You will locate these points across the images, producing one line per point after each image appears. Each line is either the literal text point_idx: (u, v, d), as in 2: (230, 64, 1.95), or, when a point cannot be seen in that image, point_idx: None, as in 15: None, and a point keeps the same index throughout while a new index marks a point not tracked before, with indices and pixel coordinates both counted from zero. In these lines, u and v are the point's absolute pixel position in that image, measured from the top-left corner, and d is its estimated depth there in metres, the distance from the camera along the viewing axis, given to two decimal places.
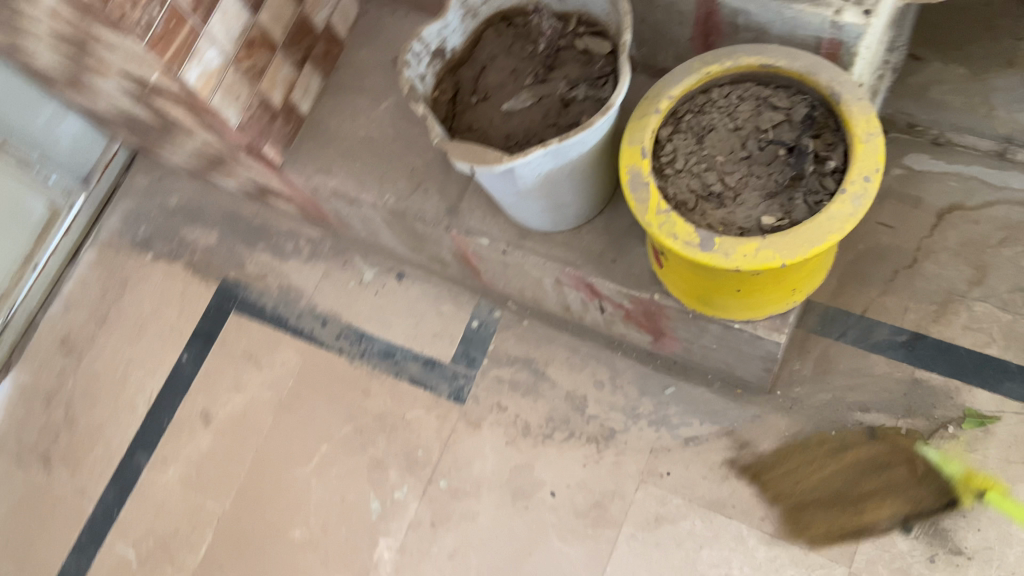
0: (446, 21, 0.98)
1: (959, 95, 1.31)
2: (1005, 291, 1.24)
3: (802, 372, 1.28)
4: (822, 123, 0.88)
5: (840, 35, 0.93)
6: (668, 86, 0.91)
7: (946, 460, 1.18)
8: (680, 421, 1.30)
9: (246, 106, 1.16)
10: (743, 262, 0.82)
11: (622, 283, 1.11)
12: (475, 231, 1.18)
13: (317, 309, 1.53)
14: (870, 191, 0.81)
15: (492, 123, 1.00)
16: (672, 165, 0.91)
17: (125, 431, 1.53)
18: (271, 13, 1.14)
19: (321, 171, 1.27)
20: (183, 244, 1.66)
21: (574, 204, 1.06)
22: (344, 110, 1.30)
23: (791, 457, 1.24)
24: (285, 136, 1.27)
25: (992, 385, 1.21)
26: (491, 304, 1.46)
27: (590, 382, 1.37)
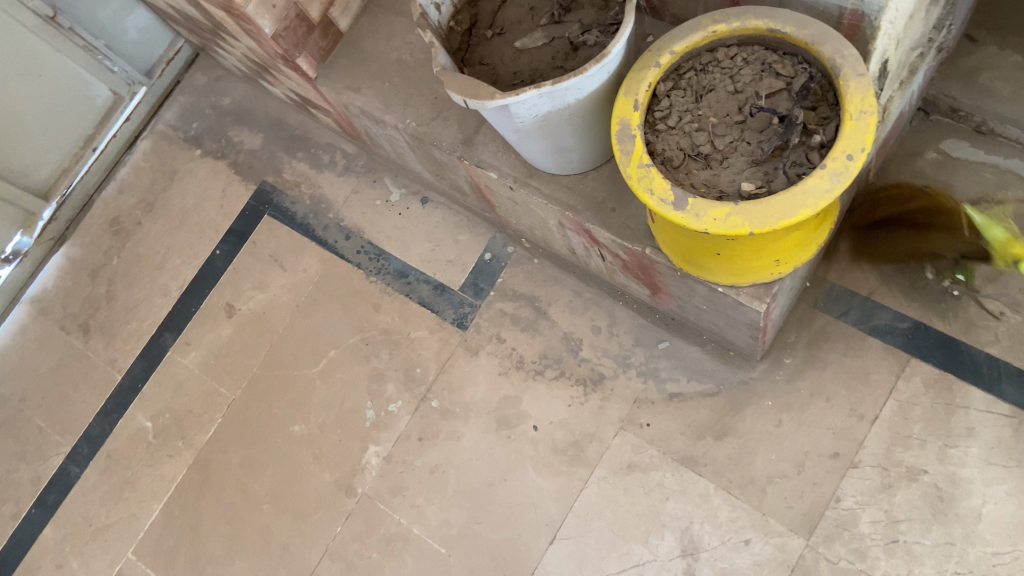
0: None
1: (1010, 83, 1.24)
2: (1020, 291, 1.21)
3: (795, 345, 1.28)
4: (821, 95, 0.87)
5: (862, 7, 0.89)
6: (672, 41, 0.90)
7: (988, 225, 1.10)
8: (668, 376, 1.33)
9: (282, 16, 1.20)
10: (712, 226, 0.83)
11: (617, 233, 1.12)
12: (486, 164, 1.21)
13: (343, 223, 1.59)
14: (850, 170, 0.80)
15: (502, 59, 1.01)
16: (666, 121, 0.92)
17: (157, 312, 1.64)
18: None
19: (351, 88, 1.31)
20: (230, 145, 1.74)
21: (577, 149, 1.07)
22: (381, 31, 1.33)
23: (769, 426, 1.25)
24: (321, 50, 1.31)
25: (987, 385, 1.18)
26: (506, 240, 1.50)
27: (588, 326, 1.40)
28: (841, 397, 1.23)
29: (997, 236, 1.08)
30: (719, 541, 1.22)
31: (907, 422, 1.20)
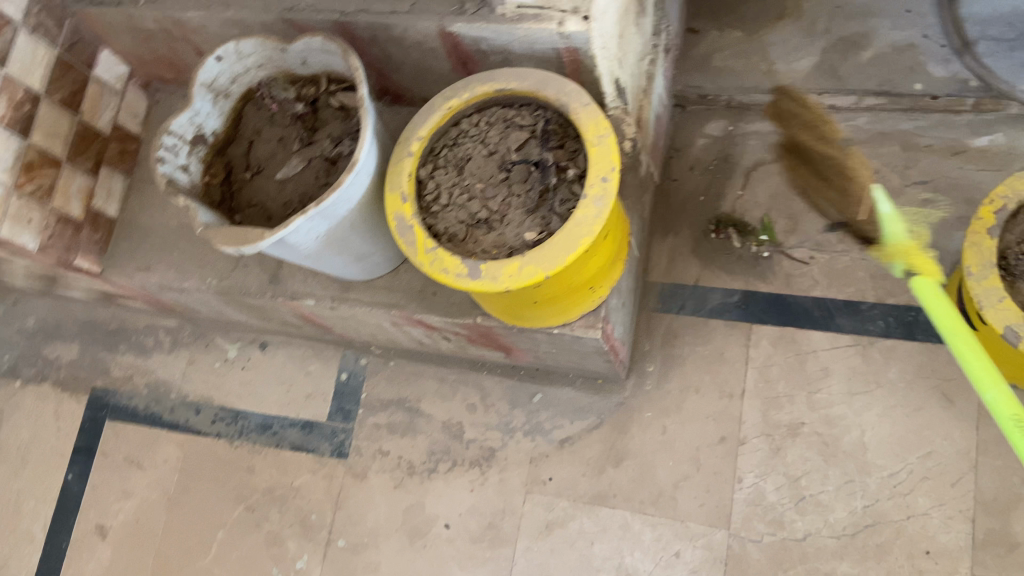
0: (195, 110, 0.97)
1: (739, 58, 1.37)
2: (818, 232, 1.29)
3: (652, 350, 1.32)
4: (564, 133, 0.93)
5: (573, 43, 0.99)
6: (416, 128, 0.94)
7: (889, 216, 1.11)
8: (552, 425, 1.33)
9: (42, 227, 1.16)
10: (511, 283, 0.85)
11: (445, 313, 1.13)
12: (300, 294, 1.19)
13: (189, 398, 1.52)
14: (609, 191, 0.85)
15: (269, 195, 1.01)
16: (439, 202, 0.94)
17: (25, 564, 1.50)
18: (43, 132, 1.14)
19: (141, 268, 1.26)
20: (48, 364, 1.63)
21: (376, 251, 1.08)
22: (154, 204, 1.30)
23: (656, 436, 1.27)
24: (97, 243, 1.26)
25: (824, 324, 1.25)
26: (356, 353, 1.48)
27: (462, 407, 1.39)
28: (716, 375, 1.28)
29: (896, 233, 1.10)
30: (654, 564, 1.22)
31: (771, 383, 1.25)
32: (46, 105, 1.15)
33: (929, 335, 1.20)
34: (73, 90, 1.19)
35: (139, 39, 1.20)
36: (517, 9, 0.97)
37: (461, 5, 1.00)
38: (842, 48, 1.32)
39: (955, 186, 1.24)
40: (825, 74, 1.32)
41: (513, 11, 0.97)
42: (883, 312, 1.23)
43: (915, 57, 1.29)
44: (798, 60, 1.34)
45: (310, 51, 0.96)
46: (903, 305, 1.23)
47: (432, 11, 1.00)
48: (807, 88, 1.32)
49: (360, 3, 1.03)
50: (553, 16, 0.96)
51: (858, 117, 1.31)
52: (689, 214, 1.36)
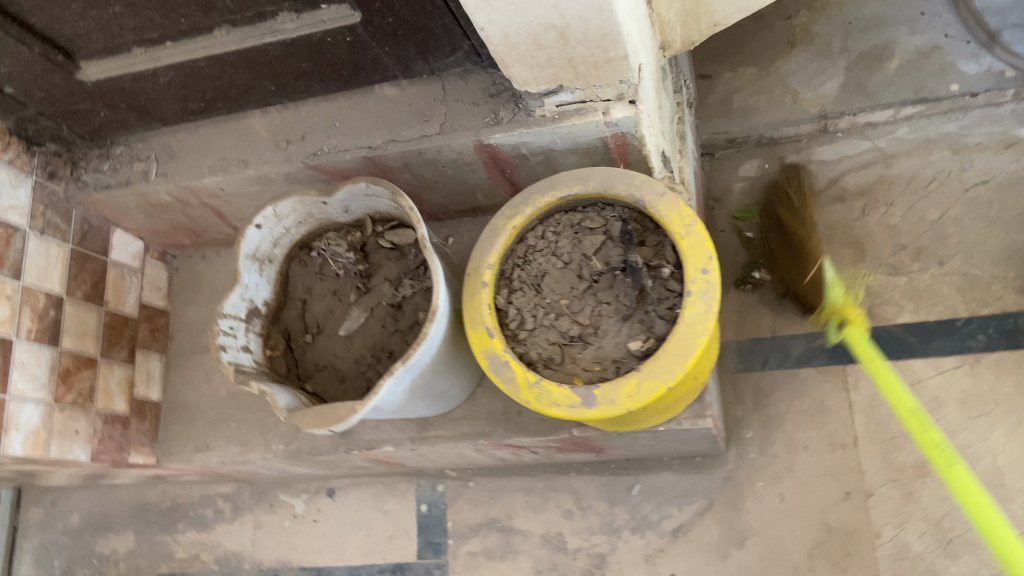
0: (244, 284, 0.91)
1: (759, 95, 1.32)
2: (889, 255, 1.23)
3: (746, 415, 1.23)
4: (640, 227, 0.87)
5: (619, 129, 0.92)
6: (483, 255, 0.87)
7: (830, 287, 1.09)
8: (660, 516, 1.24)
9: (90, 434, 1.07)
10: (632, 402, 0.78)
11: (536, 432, 1.05)
12: (375, 442, 1.11)
13: (264, 566, 1.42)
14: (713, 282, 0.79)
15: (337, 354, 0.94)
16: (524, 327, 0.87)
17: None
18: (73, 335, 1.07)
19: (199, 449, 1.18)
20: (105, 560, 1.53)
21: (456, 384, 1.01)
22: (197, 377, 1.22)
23: (776, 506, 1.19)
24: (146, 434, 1.18)
25: (922, 351, 1.18)
26: (431, 480, 1.38)
27: (559, 515, 1.29)
28: (828, 433, 1.19)
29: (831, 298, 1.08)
30: None
31: (882, 425, 1.18)
32: (71, 305, 1.07)
33: None
34: (93, 282, 1.11)
35: (152, 213, 1.13)
36: (556, 108, 0.91)
37: (495, 114, 0.94)
38: (866, 64, 1.28)
39: (1015, 180, 1.20)
40: (855, 92, 1.28)
41: (552, 111, 0.91)
42: (981, 325, 1.17)
43: (944, 58, 1.25)
44: (822, 84, 1.29)
45: (353, 198, 0.91)
46: (1000, 313, 1.17)
47: (466, 127, 0.94)
48: (841, 111, 1.27)
49: (387, 134, 0.97)
50: (596, 107, 0.90)
51: (897, 129, 1.26)
52: (746, 264, 1.29)
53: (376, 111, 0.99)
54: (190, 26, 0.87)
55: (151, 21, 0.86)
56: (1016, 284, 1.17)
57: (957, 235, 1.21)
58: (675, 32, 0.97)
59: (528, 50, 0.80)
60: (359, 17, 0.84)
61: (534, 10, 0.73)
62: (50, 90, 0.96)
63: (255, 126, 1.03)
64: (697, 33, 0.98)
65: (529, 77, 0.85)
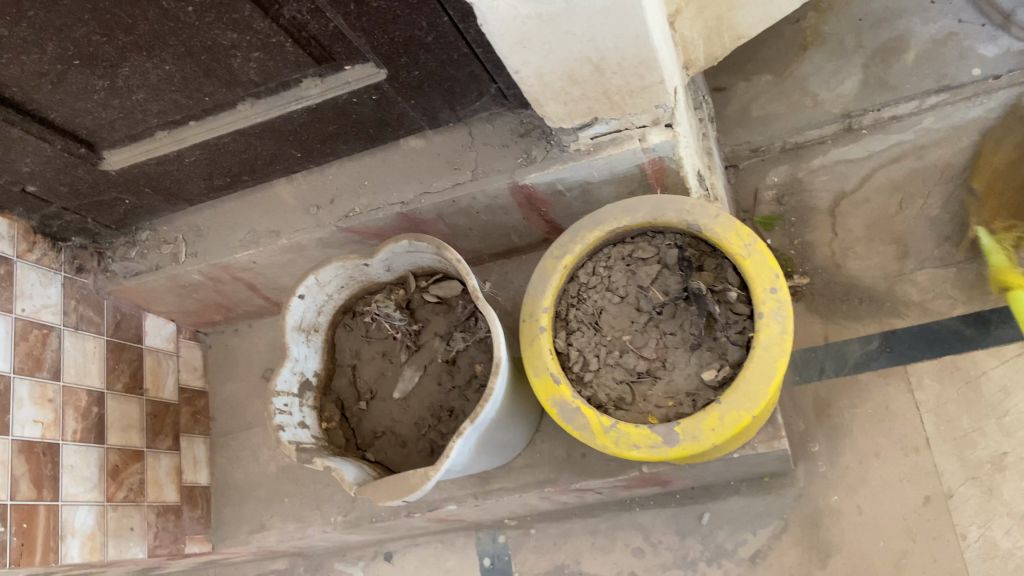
0: (293, 358, 0.88)
1: (779, 101, 1.30)
2: (934, 247, 1.20)
3: (809, 428, 1.20)
4: (695, 252, 0.84)
5: (656, 154, 0.89)
6: (537, 299, 0.84)
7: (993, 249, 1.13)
8: (735, 543, 1.20)
9: (146, 530, 1.04)
10: (716, 436, 0.75)
11: (604, 473, 1.01)
12: (437, 502, 1.08)
13: None
14: (784, 301, 0.76)
15: (394, 418, 0.91)
16: (588, 368, 0.84)
17: None
18: (117, 429, 1.03)
19: (254, 530, 1.14)
20: None
21: (517, 433, 0.98)
22: (243, 456, 1.18)
23: (854, 519, 1.15)
24: (199, 520, 1.14)
25: (982, 342, 1.15)
26: (491, 532, 1.34)
27: (629, 554, 1.25)
28: (897, 436, 1.16)
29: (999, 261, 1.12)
30: None
31: (953, 422, 1.14)
32: (112, 399, 1.04)
33: None
34: (132, 372, 1.08)
35: (183, 294, 1.11)
36: (591, 140, 0.89)
37: (528, 154, 0.92)
38: (882, 58, 1.27)
39: None
40: (875, 87, 1.26)
41: (587, 144, 0.89)
42: None
43: (961, 44, 1.24)
44: (841, 83, 1.28)
45: (395, 256, 0.88)
46: None
47: (499, 170, 0.92)
48: (863, 108, 1.25)
49: (419, 187, 0.95)
50: (631, 134, 0.88)
51: (925, 119, 1.24)
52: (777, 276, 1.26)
53: (404, 165, 0.97)
54: (213, 103, 0.86)
55: (174, 103, 0.85)
56: None
57: None
58: (699, 50, 0.95)
59: (562, 86, 0.78)
60: (384, 73, 0.83)
61: (569, 47, 0.72)
62: (74, 183, 0.95)
63: (282, 195, 1.01)
64: (721, 49, 0.97)
65: (563, 113, 0.83)
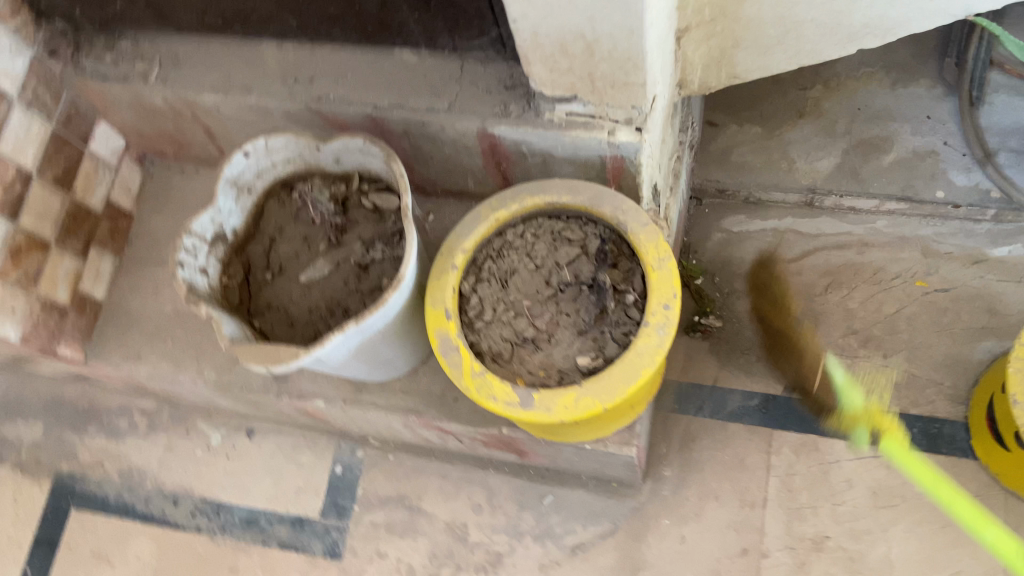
0: (217, 207, 0.91)
1: (758, 154, 1.35)
2: (840, 335, 1.27)
3: (668, 453, 1.27)
4: (616, 250, 0.89)
5: (620, 152, 0.93)
6: (460, 239, 0.88)
7: None
8: (564, 530, 1.27)
9: (26, 316, 1.05)
10: (566, 414, 0.80)
11: (467, 421, 1.06)
12: (308, 394, 1.11)
13: (166, 488, 1.41)
14: (671, 319, 0.81)
15: (292, 299, 0.94)
16: (482, 317, 0.88)
17: None
18: (33, 214, 1.05)
19: (130, 358, 1.17)
20: (5, 445, 1.49)
21: (400, 356, 1.01)
22: (146, 287, 1.21)
23: (674, 546, 1.22)
24: (82, 329, 1.16)
25: (847, 434, 1.23)
26: (352, 445, 1.38)
27: (467, 507, 1.31)
28: (742, 489, 1.23)
29: None
30: None
31: (794, 494, 1.21)
32: (39, 185, 1.05)
33: (953, 449, 1.19)
34: (67, 166, 1.09)
35: (141, 115, 1.12)
36: (566, 116, 0.92)
37: (505, 106, 0.94)
38: (864, 150, 1.32)
39: (975, 295, 1.24)
40: (847, 174, 1.32)
41: (561, 118, 0.92)
42: (907, 422, 1.21)
43: (938, 164, 1.30)
44: (819, 159, 1.33)
45: (347, 151, 0.92)
46: (927, 416, 1.21)
47: (473, 111, 0.95)
48: (829, 189, 1.31)
49: (395, 98, 0.97)
50: (603, 124, 0.91)
51: (878, 220, 1.31)
52: (694, 312, 1.32)
53: (390, 73, 0.98)
54: None
55: None
56: (949, 393, 1.21)
57: (907, 332, 1.25)
58: (695, 74, 0.99)
59: (553, 53, 0.81)
60: None
61: (568, 17, 0.74)
62: None
63: (266, 56, 1.03)
64: (716, 81, 1.01)
65: (547, 79, 0.86)
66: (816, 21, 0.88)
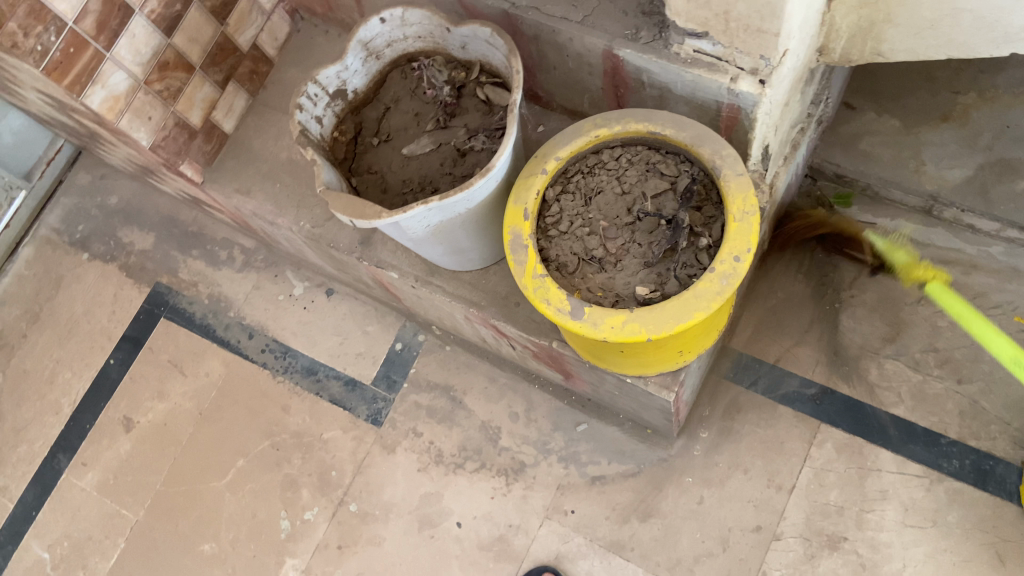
0: (344, 64, 0.98)
1: (889, 148, 1.28)
2: (918, 350, 1.23)
3: (710, 417, 1.28)
4: (704, 195, 0.89)
5: (738, 101, 0.92)
6: (557, 146, 0.90)
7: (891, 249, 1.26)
8: (589, 459, 1.31)
9: (159, 127, 1.15)
10: (610, 334, 0.82)
11: (523, 327, 1.10)
12: (385, 264, 1.18)
13: (244, 321, 1.52)
14: (738, 271, 0.81)
15: (391, 166, 0.99)
16: (557, 226, 0.91)
17: (48, 432, 1.52)
18: (186, 35, 1.13)
19: (239, 191, 1.26)
20: (119, 246, 1.64)
21: (476, 248, 1.05)
22: (268, 131, 1.29)
23: (690, 504, 1.24)
24: (205, 154, 1.26)
25: (896, 447, 1.20)
26: (416, 327, 1.46)
27: (505, 413, 1.36)
28: (773, 470, 1.23)
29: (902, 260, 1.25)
30: None
31: (823, 489, 1.20)
32: (197, 9, 1.13)
33: (1000, 489, 1.15)
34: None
35: None
36: (693, 52, 0.91)
37: (636, 31, 0.95)
38: (1000, 171, 1.23)
39: None
40: (975, 191, 1.24)
41: (688, 53, 0.91)
42: (961, 452, 1.18)
43: None
44: (950, 169, 1.25)
45: (474, 39, 0.96)
46: (983, 451, 1.17)
47: (604, 30, 0.96)
48: (952, 201, 1.24)
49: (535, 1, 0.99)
50: (727, 69, 0.90)
51: (993, 245, 1.26)
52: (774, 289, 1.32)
53: None
54: None
55: None
56: (1013, 434, 1.17)
57: (990, 364, 1.21)
58: (838, 42, 0.96)
59: None
60: None
61: None
62: None
63: None
64: (858, 55, 0.96)
65: (682, 9, 0.84)
66: (974, 13, 0.85)
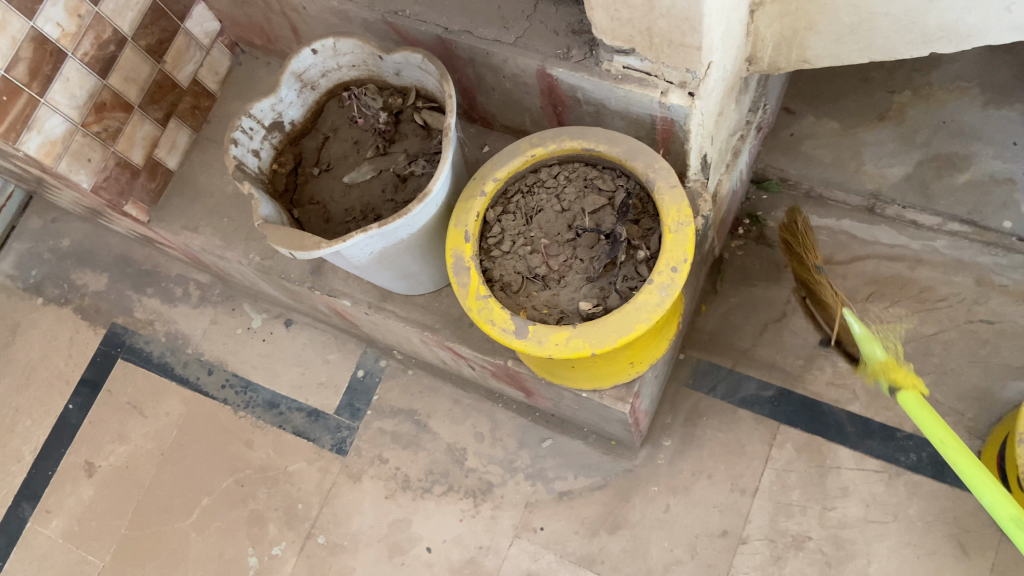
0: (279, 97, 0.98)
1: (829, 150, 1.32)
2: None
3: (672, 425, 1.29)
4: (641, 208, 0.90)
5: (670, 114, 0.94)
6: (494, 167, 0.91)
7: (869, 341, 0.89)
8: (556, 475, 1.31)
9: (100, 169, 1.14)
10: (555, 351, 0.82)
11: (477, 348, 1.10)
12: (338, 292, 1.17)
13: (203, 358, 1.51)
14: (676, 281, 0.82)
15: (332, 196, 1.00)
16: (500, 246, 0.91)
17: (10, 482, 1.50)
18: (122, 76, 1.13)
19: (187, 227, 1.25)
20: (74, 289, 1.62)
21: (425, 271, 1.06)
22: (214, 166, 1.28)
23: (657, 513, 1.24)
24: (150, 193, 1.25)
25: (854, 442, 1.22)
26: (377, 353, 1.45)
27: (470, 434, 1.36)
28: (738, 474, 1.23)
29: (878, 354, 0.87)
30: None
31: (785, 489, 1.21)
32: (131, 49, 1.13)
33: (957, 480, 1.17)
34: (161, 38, 1.17)
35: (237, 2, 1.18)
36: (622, 69, 0.92)
37: (568, 49, 0.96)
38: (939, 166, 1.27)
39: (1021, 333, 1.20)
40: (915, 187, 1.27)
41: (618, 70, 0.93)
42: (918, 445, 1.20)
43: (1012, 194, 1.24)
44: (889, 167, 1.29)
45: (407, 65, 0.97)
46: None
47: (537, 50, 0.97)
48: (893, 198, 1.27)
49: (466, 24, 1.00)
50: (657, 84, 0.91)
51: (938, 239, 1.26)
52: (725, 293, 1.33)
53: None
54: None
55: None
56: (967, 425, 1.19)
57: (940, 356, 1.22)
58: (765, 50, 0.97)
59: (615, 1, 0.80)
60: None
61: None
62: None
63: None
64: (785, 62, 0.98)
65: (607, 27, 0.86)
66: (890, 16, 0.87)
